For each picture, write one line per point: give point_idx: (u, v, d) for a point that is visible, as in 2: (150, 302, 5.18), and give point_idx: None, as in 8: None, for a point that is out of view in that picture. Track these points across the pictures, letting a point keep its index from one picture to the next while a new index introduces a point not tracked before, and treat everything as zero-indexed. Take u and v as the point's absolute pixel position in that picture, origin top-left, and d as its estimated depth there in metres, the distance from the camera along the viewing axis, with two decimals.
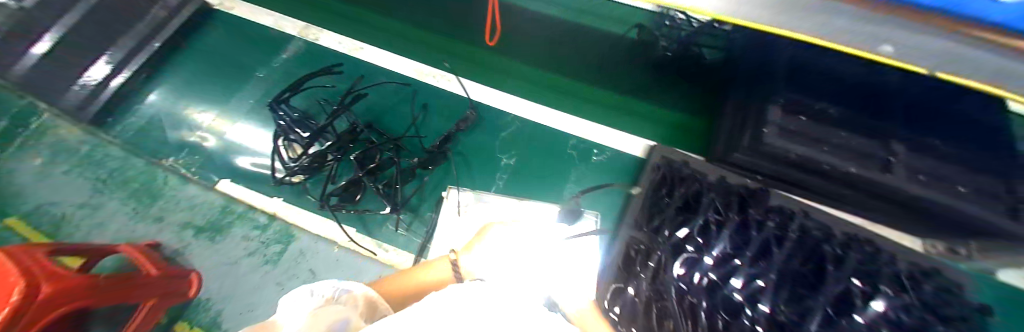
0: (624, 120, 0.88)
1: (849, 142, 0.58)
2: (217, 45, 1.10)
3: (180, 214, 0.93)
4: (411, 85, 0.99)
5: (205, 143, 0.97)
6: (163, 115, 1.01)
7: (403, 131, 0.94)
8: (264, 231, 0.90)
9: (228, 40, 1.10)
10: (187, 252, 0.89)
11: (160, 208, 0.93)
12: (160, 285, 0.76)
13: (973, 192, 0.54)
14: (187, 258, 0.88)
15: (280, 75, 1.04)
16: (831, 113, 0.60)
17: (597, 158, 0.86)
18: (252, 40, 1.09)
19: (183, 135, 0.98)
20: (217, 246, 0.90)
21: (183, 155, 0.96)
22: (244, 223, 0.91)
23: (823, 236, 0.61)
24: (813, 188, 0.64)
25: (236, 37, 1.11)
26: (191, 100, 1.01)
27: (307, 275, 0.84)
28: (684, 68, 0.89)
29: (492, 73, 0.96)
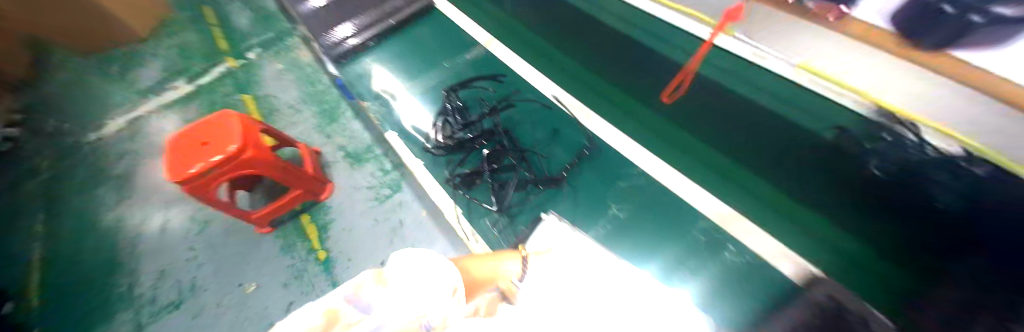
0: (783, 229, 0.72)
1: None
2: (424, 30, 1.31)
3: (342, 139, 1.21)
4: (551, 109, 1.05)
5: (386, 98, 1.19)
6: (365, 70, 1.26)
7: (532, 147, 1.00)
8: (386, 176, 1.11)
9: (436, 29, 1.30)
10: (333, 169, 1.14)
11: (332, 130, 1.24)
12: (307, 182, 1.02)
13: None
14: (334, 174, 1.14)
15: (460, 68, 1.19)
16: None
17: (730, 255, 0.74)
18: (452, 37, 1.27)
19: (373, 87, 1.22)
20: (354, 174, 1.13)
21: (371, 100, 1.19)
22: (377, 165, 1.14)
23: None
24: None
25: (441, 30, 1.30)
26: (393, 69, 1.24)
27: (399, 224, 1.02)
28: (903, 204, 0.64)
29: (636, 125, 0.93)
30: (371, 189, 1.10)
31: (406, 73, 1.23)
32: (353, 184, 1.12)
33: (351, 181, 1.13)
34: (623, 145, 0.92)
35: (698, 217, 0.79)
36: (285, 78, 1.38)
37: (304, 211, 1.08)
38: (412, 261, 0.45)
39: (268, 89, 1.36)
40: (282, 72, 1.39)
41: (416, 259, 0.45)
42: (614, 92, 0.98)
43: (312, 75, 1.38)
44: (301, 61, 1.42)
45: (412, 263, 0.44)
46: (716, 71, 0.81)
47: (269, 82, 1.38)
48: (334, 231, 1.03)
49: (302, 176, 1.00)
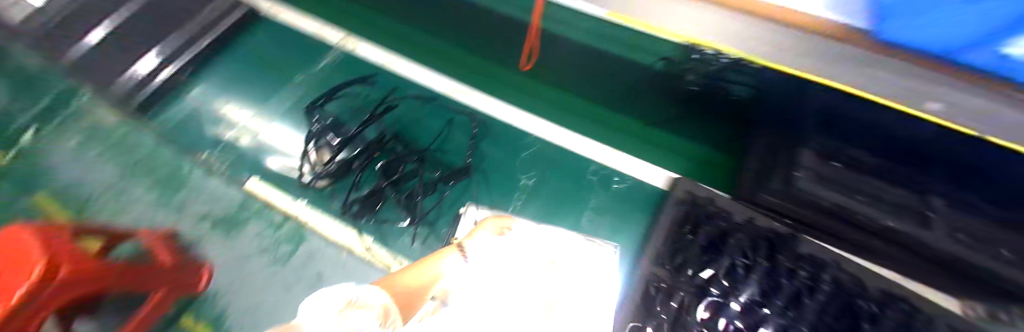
0: (649, 150, 0.87)
1: (886, 193, 0.58)
2: (258, 45, 1.10)
3: (204, 204, 0.95)
4: (435, 100, 0.99)
5: (237, 142, 0.98)
6: (199, 114, 1.01)
7: (428, 145, 0.95)
8: (279, 230, 0.91)
9: (276, 41, 1.11)
10: (201, 245, 0.90)
11: (183, 199, 0.95)
12: (172, 276, 0.79)
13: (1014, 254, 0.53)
14: (206, 249, 0.90)
15: (318, 81, 1.04)
16: (865, 162, 0.60)
17: (617, 186, 0.86)
18: (297, 46, 1.10)
19: (217, 134, 0.99)
20: (235, 241, 0.91)
21: (218, 151, 0.97)
22: (264, 219, 0.93)
23: (858, 290, 0.58)
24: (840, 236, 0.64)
25: (282, 41, 1.11)
26: (233, 101, 1.02)
27: (314, 278, 0.85)
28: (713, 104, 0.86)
29: (517, 92, 0.97)
30: (262, 254, 0.89)
31: (252, 101, 1.03)
32: (234, 256, 0.90)
33: (231, 253, 0.90)
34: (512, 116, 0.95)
35: (592, 161, 0.88)
36: (75, 152, 1.00)
37: (180, 314, 0.83)
38: (333, 298, 0.41)
39: (54, 175, 0.96)
40: (73, 147, 1.00)
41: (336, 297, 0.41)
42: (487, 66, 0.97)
43: (119, 138, 1.02)
44: (98, 124, 1.03)
45: (328, 302, 0.40)
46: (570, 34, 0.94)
47: (50, 166, 0.97)
48: (232, 322, 0.83)
49: (163, 273, 0.78)
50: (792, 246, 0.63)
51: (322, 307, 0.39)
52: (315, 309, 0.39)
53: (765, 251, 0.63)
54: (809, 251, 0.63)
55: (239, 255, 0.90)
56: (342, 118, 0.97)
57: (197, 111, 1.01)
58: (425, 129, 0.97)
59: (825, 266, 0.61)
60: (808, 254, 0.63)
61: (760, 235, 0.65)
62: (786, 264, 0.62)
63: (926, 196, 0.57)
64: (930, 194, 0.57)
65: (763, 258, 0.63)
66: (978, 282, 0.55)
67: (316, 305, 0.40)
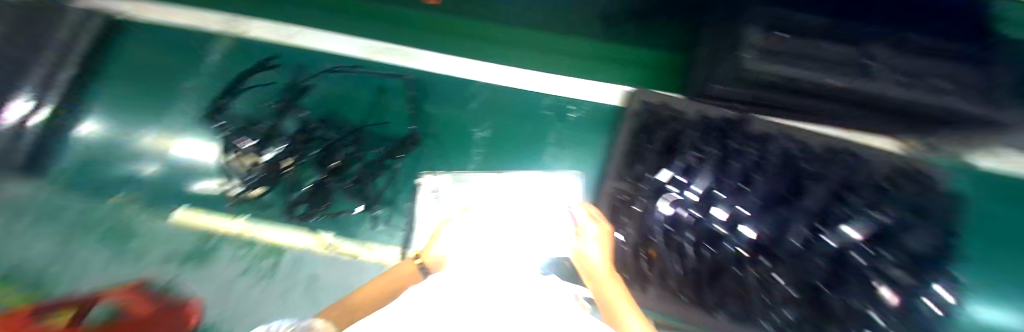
0: (600, 68, 0.79)
1: (832, 54, 0.51)
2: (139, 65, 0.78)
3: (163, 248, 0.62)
4: (358, 67, 0.77)
5: (145, 172, 0.70)
6: (108, 149, 0.71)
7: (360, 121, 0.73)
8: (250, 250, 0.61)
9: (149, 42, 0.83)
10: (176, 287, 0.57)
11: (139, 246, 0.62)
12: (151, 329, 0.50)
13: (959, 85, 0.51)
14: (182, 291, 0.57)
15: (207, 75, 0.79)
16: (812, 22, 0.53)
17: (574, 115, 0.79)
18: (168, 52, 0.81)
19: (122, 168, 0.70)
20: (206, 274, 0.59)
21: (127, 191, 0.68)
22: (233, 241, 0.62)
23: (800, 155, 0.60)
24: (791, 106, 0.61)
25: (155, 44, 0.82)
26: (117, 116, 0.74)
27: (307, 281, 0.57)
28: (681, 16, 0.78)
29: (436, 35, 0.79)
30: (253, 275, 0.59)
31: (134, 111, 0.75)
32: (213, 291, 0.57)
33: (216, 289, 0.57)
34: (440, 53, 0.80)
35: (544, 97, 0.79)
36: None
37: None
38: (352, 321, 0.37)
39: None
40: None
41: None
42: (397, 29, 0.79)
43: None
44: None
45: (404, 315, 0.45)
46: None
47: None
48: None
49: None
50: (743, 129, 0.63)
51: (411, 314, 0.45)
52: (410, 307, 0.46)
53: (716, 141, 0.62)
54: (760, 128, 0.63)
55: (226, 280, 0.58)
56: (243, 111, 0.74)
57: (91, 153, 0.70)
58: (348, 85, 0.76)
59: (769, 141, 0.61)
60: (756, 134, 0.62)
61: (705, 125, 0.65)
62: (742, 145, 0.61)
63: (868, 45, 0.52)
64: (872, 42, 0.52)
65: (712, 147, 0.61)
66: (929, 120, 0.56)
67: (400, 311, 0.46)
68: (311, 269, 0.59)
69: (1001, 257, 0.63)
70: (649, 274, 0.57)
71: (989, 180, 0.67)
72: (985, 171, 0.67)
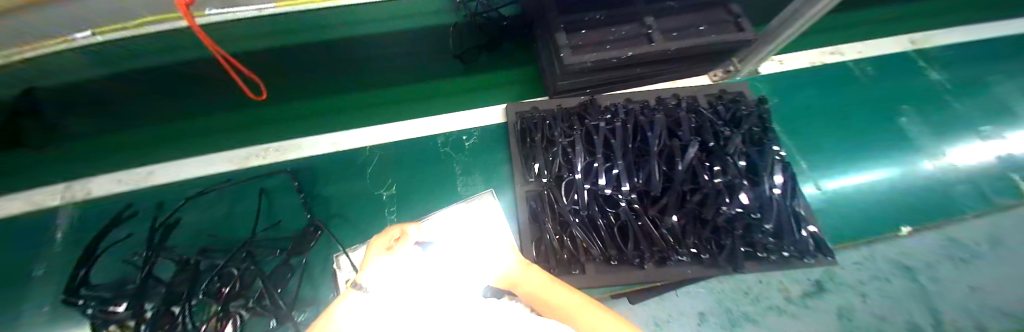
0: (474, 97, 0.88)
1: (621, 34, 0.68)
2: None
3: None
4: (231, 179, 0.74)
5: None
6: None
7: (251, 230, 0.69)
8: None
9: None
10: None
11: None
12: None
13: (710, 26, 0.68)
14: None
15: (60, 251, 0.70)
16: (599, 17, 0.68)
17: (470, 142, 0.83)
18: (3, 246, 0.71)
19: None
20: None
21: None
22: None
23: (642, 109, 0.70)
24: (623, 77, 0.75)
25: None
26: None
27: None
28: (525, 39, 0.93)
29: (312, 119, 0.82)
30: None
31: None
32: None
33: None
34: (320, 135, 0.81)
35: (436, 138, 0.83)
36: None
37: None
38: None
39: None
40: None
41: None
42: (272, 130, 0.80)
43: None
44: None
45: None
46: (366, 58, 0.89)
47: None
48: None
49: None
50: (594, 106, 0.73)
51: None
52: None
53: (577, 124, 0.71)
54: (611, 102, 0.75)
55: None
56: (111, 274, 0.65)
57: None
58: (227, 199, 0.72)
59: (616, 107, 0.72)
60: (607, 106, 0.73)
61: (568, 114, 0.74)
62: (596, 120, 0.69)
63: (644, 19, 0.68)
64: (646, 16, 0.68)
65: (576, 129, 0.69)
66: (710, 55, 0.72)
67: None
68: None
69: (809, 132, 0.84)
70: (578, 253, 0.60)
71: (778, 80, 0.87)
72: (783, 73, 0.88)
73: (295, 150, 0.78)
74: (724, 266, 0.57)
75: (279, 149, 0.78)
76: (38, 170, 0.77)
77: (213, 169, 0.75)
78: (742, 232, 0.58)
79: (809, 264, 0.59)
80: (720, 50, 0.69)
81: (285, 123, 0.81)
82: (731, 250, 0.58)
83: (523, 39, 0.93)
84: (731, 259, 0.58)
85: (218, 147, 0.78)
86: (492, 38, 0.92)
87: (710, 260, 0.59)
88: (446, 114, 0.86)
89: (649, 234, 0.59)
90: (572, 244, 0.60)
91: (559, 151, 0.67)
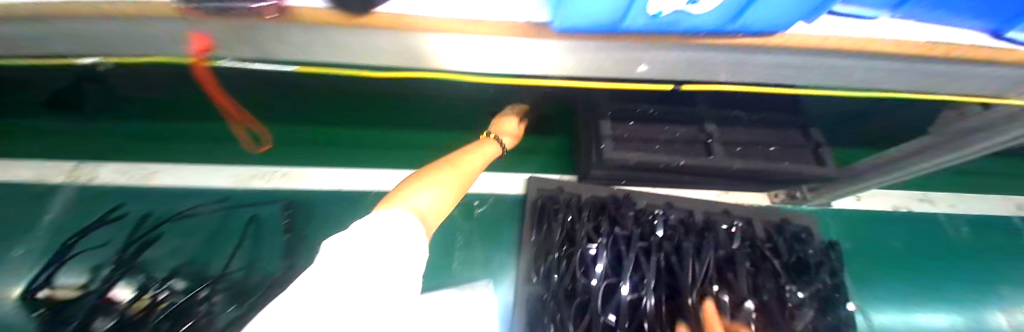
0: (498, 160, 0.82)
1: (674, 135, 0.59)
2: None
3: None
4: (226, 198, 0.69)
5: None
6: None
7: (223, 268, 0.62)
8: None
9: None
10: None
11: None
12: None
13: (783, 148, 0.58)
14: None
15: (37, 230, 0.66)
16: (653, 112, 0.60)
17: (480, 210, 0.75)
18: None
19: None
20: None
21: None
22: None
23: (686, 230, 0.61)
24: (667, 180, 0.65)
25: None
26: None
27: None
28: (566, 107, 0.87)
29: (324, 149, 0.79)
30: None
31: None
32: None
33: None
34: (332, 168, 0.76)
35: None
36: None
37: None
38: (394, 220, 0.33)
39: None
40: None
41: (397, 216, 0.34)
42: (286, 153, 0.77)
43: None
44: None
45: (383, 229, 0.32)
46: None
47: None
48: None
49: None
50: (628, 207, 0.63)
51: (382, 230, 0.32)
52: (365, 235, 0.31)
53: (607, 226, 0.61)
54: (647, 203, 0.66)
55: None
56: (75, 272, 0.61)
57: None
58: (216, 218, 0.67)
59: (655, 218, 0.61)
60: (644, 212, 0.63)
61: (599, 212, 0.65)
62: (630, 229, 0.60)
63: (705, 125, 0.59)
64: (708, 122, 0.59)
65: (604, 234, 0.60)
66: (778, 180, 0.61)
67: (354, 236, 0.32)
68: None
69: (886, 288, 0.67)
70: None
71: (855, 216, 0.74)
72: (859, 212, 0.74)
73: (302, 178, 0.74)
74: None
75: (285, 174, 0.74)
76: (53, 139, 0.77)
77: (213, 179, 0.71)
78: None
79: None
80: (794, 178, 0.58)
81: (302, 148, 0.79)
82: None
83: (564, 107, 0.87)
84: None
85: (227, 158, 0.75)
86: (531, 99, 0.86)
87: None
88: None
89: None
90: None
91: (580, 257, 0.57)
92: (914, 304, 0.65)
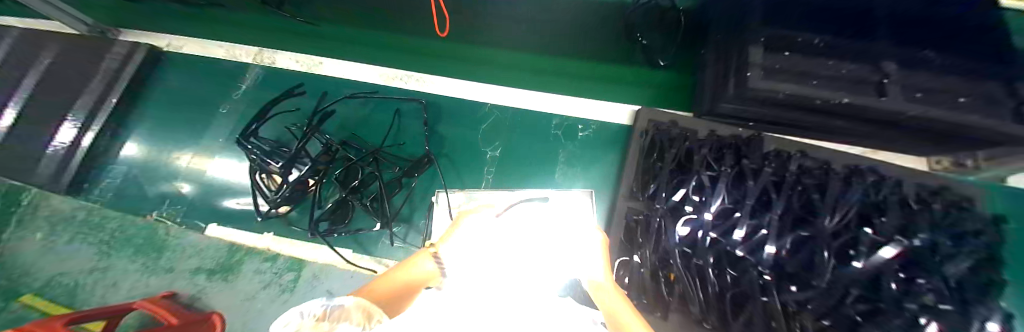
0: (605, 88, 0.83)
1: (839, 71, 0.53)
2: (180, 94, 0.90)
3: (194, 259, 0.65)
4: (377, 92, 0.82)
5: (172, 191, 0.76)
6: (144, 169, 0.79)
7: (379, 142, 0.76)
8: (273, 264, 0.62)
9: (196, 70, 0.93)
10: (201, 302, 0.60)
11: (170, 255, 0.65)
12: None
13: (976, 100, 0.50)
14: (207, 304, 0.59)
15: (240, 99, 0.87)
16: (819, 44, 0.54)
17: (583, 134, 0.79)
18: (206, 81, 0.91)
19: (153, 187, 0.77)
20: (230, 289, 0.61)
21: (160, 207, 0.74)
22: (258, 256, 0.64)
23: (824, 174, 0.57)
24: (807, 124, 0.61)
25: (207, 74, 0.92)
26: (164, 138, 0.83)
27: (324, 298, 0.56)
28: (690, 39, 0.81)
29: (453, 61, 0.86)
30: (272, 285, 0.60)
31: (174, 131, 0.84)
32: (237, 298, 0.59)
33: (240, 299, 0.59)
34: (457, 78, 0.85)
35: (557, 118, 0.81)
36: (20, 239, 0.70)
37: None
38: None
39: None
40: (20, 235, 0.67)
41: None
42: (417, 60, 0.87)
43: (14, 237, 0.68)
44: None
45: None
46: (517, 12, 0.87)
47: None
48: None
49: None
50: (758, 146, 0.61)
51: None
52: None
53: (731, 159, 0.60)
54: (774, 148, 0.62)
55: (251, 291, 0.60)
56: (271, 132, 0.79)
57: (135, 169, 0.79)
58: (369, 104, 0.81)
59: (788, 158, 0.59)
60: (775, 153, 0.61)
61: (720, 144, 0.63)
62: (757, 165, 0.59)
63: (880, 63, 0.52)
64: (885, 60, 0.52)
65: (727, 166, 0.59)
66: (952, 137, 0.54)
67: None
68: (329, 285, 0.59)
69: None
70: (669, 298, 0.54)
71: None
72: None
73: (434, 86, 0.84)
74: None
75: (420, 79, 0.84)
76: (240, 28, 0.95)
77: (360, 75, 0.85)
78: None
79: None
80: (979, 134, 0.51)
81: (428, 57, 0.87)
82: None
83: (688, 38, 0.81)
84: None
85: (370, 57, 0.87)
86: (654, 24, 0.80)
87: None
88: (576, 96, 0.83)
89: (771, 317, 0.49)
90: (654, 277, 0.56)
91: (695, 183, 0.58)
92: None
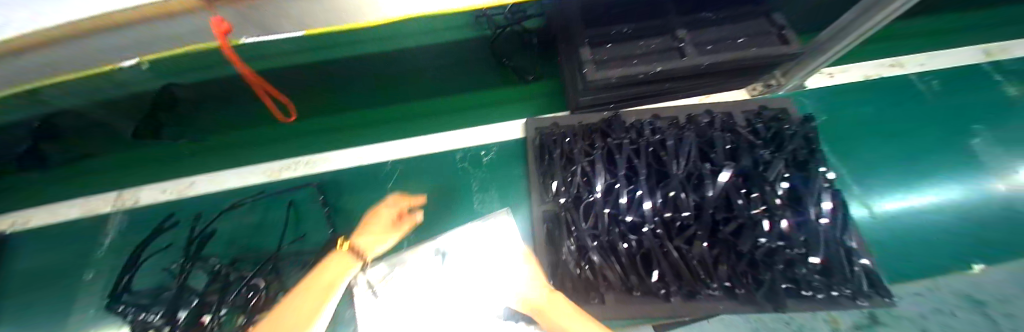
0: (491, 112, 0.87)
1: (649, 49, 0.63)
2: (34, 274, 0.78)
3: None
4: (261, 192, 0.78)
5: None
6: None
7: (278, 243, 0.72)
8: None
9: (45, 239, 0.81)
10: None
11: None
12: None
13: (749, 39, 0.62)
14: None
15: (109, 254, 0.78)
16: (626, 31, 0.64)
17: (487, 159, 0.82)
18: (62, 248, 0.80)
19: None
20: None
21: None
22: None
23: (671, 128, 0.66)
24: (650, 93, 0.70)
25: (59, 241, 0.81)
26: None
27: None
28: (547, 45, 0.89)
29: (340, 133, 0.86)
30: None
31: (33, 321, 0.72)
32: None
33: None
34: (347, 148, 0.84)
35: (457, 154, 0.83)
36: None
37: None
38: None
39: None
40: None
41: None
42: (301, 144, 0.84)
43: None
44: None
45: None
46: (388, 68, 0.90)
47: None
48: None
49: None
50: (618, 122, 0.69)
51: None
52: None
53: (600, 141, 0.68)
54: (634, 119, 0.71)
55: None
56: (152, 277, 0.71)
57: None
58: (256, 208, 0.76)
59: (643, 125, 0.68)
60: (633, 124, 0.69)
61: (591, 131, 0.71)
62: (621, 138, 0.67)
63: (675, 32, 0.64)
64: (678, 29, 0.64)
65: (598, 148, 0.66)
66: (749, 70, 0.66)
67: None
68: None
69: (864, 151, 0.73)
70: (596, 281, 0.57)
71: (832, 93, 0.79)
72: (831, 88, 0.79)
73: (326, 163, 0.82)
74: (761, 304, 0.53)
75: (308, 162, 0.82)
76: (93, 175, 0.85)
77: (243, 180, 0.80)
78: (783, 267, 0.53)
79: (862, 306, 0.52)
80: (760, 63, 0.63)
81: (312, 137, 0.85)
82: (770, 283, 0.53)
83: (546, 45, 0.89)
84: (772, 297, 0.53)
85: (250, 158, 0.83)
86: (512, 43, 0.88)
87: (746, 296, 0.54)
88: (466, 128, 0.86)
89: (675, 264, 0.55)
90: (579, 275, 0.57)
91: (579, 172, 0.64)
92: (891, 157, 0.71)
